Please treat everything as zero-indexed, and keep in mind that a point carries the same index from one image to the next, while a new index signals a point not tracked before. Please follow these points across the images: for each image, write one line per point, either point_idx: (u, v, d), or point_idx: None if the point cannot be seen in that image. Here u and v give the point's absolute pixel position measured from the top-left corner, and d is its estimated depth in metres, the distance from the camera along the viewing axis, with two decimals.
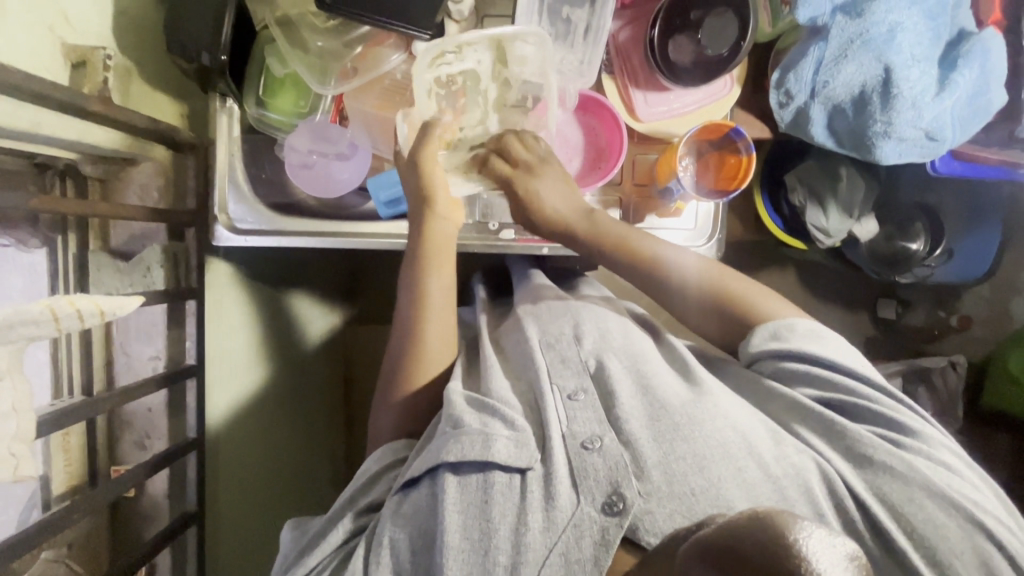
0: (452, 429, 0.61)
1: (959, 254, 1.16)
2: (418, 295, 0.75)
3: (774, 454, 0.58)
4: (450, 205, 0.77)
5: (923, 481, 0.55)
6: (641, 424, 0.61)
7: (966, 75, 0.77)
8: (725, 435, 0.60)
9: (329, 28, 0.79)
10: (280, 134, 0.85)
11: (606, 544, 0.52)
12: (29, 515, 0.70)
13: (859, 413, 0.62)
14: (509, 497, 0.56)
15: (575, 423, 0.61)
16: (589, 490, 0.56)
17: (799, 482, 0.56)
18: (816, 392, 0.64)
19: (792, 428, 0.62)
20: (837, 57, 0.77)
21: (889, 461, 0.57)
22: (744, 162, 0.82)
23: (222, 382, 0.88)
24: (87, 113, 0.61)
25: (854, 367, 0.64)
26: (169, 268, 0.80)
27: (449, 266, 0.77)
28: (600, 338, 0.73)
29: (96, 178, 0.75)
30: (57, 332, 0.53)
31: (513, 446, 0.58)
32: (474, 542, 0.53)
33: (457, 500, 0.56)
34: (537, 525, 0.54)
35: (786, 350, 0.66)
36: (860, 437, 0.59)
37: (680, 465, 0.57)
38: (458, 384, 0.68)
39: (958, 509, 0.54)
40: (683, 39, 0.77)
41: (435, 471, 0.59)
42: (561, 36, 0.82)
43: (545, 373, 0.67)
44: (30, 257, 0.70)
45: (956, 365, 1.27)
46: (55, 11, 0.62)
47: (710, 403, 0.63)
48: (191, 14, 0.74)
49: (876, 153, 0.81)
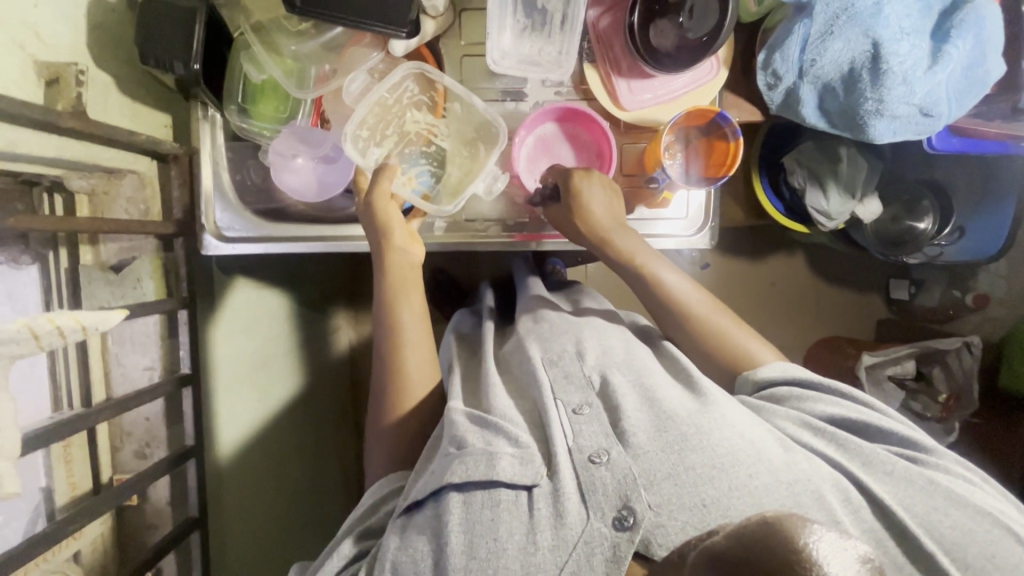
0: (456, 450, 0.59)
1: (971, 230, 1.12)
2: (393, 327, 0.74)
3: (785, 461, 0.55)
4: (407, 237, 0.77)
5: (947, 492, 0.54)
6: (648, 437, 0.58)
7: (960, 46, 0.73)
8: (733, 442, 0.57)
9: (301, 31, 0.78)
10: (261, 140, 0.84)
11: (618, 560, 0.50)
12: (35, 525, 0.72)
13: (870, 432, 0.60)
14: (516, 515, 0.54)
15: (580, 437, 0.59)
16: (599, 505, 0.53)
17: (811, 489, 0.53)
18: (829, 415, 0.62)
19: (802, 441, 0.60)
20: (823, 35, 0.74)
21: (908, 475, 0.56)
22: (732, 148, 0.79)
23: (226, 408, 0.92)
24: (62, 128, 0.61)
25: (857, 393, 0.64)
26: (159, 278, 0.83)
27: (418, 291, 0.77)
28: (602, 354, 0.70)
29: (83, 192, 0.76)
30: (39, 349, 0.54)
31: (518, 464, 0.57)
32: (482, 561, 0.51)
33: (461, 518, 0.54)
34: (546, 543, 0.52)
35: (793, 379, 0.66)
36: (880, 455, 0.57)
37: (689, 476, 0.54)
38: (460, 402, 0.66)
39: (982, 515, 0.52)
40: (664, 23, 0.74)
41: (439, 492, 0.57)
42: (537, 27, 0.80)
43: (550, 391, 0.64)
44: (20, 274, 0.70)
45: (972, 346, 1.21)
46: (25, 28, 0.62)
47: (717, 413, 0.60)
48: (163, 21, 0.73)
49: (868, 132, 0.78)
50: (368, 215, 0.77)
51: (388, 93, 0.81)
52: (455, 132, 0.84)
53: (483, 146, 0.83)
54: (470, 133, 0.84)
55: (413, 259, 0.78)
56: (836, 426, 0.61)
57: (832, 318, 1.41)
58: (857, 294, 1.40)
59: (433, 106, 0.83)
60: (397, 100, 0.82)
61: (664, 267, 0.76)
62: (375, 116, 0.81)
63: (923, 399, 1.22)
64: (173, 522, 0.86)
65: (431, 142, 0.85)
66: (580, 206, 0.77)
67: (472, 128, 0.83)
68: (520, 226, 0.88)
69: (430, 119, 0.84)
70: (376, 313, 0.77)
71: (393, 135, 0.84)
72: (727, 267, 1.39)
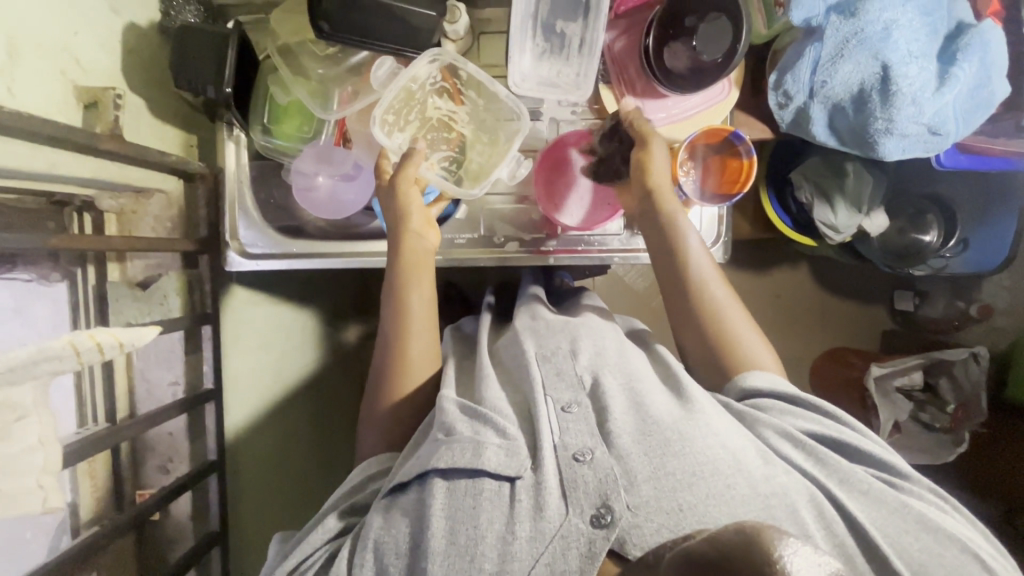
0: (444, 437, 0.60)
1: (974, 243, 1.14)
2: (401, 316, 0.75)
3: (764, 473, 0.56)
4: (423, 223, 0.78)
5: (919, 516, 0.55)
6: (631, 440, 0.59)
7: (966, 69, 0.76)
8: (715, 451, 0.57)
9: (328, 55, 0.83)
10: (285, 159, 0.86)
11: (593, 555, 0.51)
12: (60, 541, 0.72)
13: (850, 451, 0.61)
14: (497, 504, 0.55)
15: (567, 434, 0.60)
16: (578, 501, 0.54)
17: (786, 502, 0.54)
18: (809, 429, 0.62)
19: (785, 453, 0.60)
20: (834, 57, 0.76)
21: (883, 496, 0.56)
22: (745, 166, 0.81)
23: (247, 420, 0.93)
24: (99, 150, 0.63)
25: (839, 413, 0.65)
26: (184, 295, 0.85)
27: (429, 277, 0.78)
28: (596, 355, 0.70)
29: (112, 212, 0.77)
30: (79, 366, 0.54)
31: (503, 454, 0.58)
32: (461, 547, 0.53)
33: (444, 503, 0.56)
34: (524, 534, 0.53)
35: (780, 393, 0.66)
36: (858, 475, 0.58)
37: (669, 481, 0.55)
38: (452, 390, 0.68)
39: (952, 541, 0.53)
40: (677, 46, 0.76)
41: (424, 477, 0.59)
42: (556, 50, 0.83)
43: (540, 386, 0.65)
44: (51, 290, 0.71)
45: (979, 356, 1.21)
46: (66, 56, 0.64)
47: (701, 421, 0.61)
48: (197, 45, 0.75)
49: (877, 149, 0.80)
50: (390, 196, 0.78)
51: (412, 83, 0.80)
52: (477, 118, 0.85)
53: (502, 133, 0.84)
54: (496, 117, 0.84)
55: (428, 247, 0.78)
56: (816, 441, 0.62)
57: (839, 329, 1.43)
58: (862, 304, 1.42)
59: (455, 94, 0.84)
60: (420, 90, 0.82)
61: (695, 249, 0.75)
62: (400, 104, 0.81)
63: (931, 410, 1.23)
64: (195, 536, 0.88)
65: (456, 130, 0.85)
66: (646, 154, 0.77)
67: (499, 114, 0.84)
68: (537, 241, 0.89)
69: (455, 107, 0.84)
70: (382, 298, 0.77)
71: (417, 125, 0.84)
72: (733, 278, 1.40)
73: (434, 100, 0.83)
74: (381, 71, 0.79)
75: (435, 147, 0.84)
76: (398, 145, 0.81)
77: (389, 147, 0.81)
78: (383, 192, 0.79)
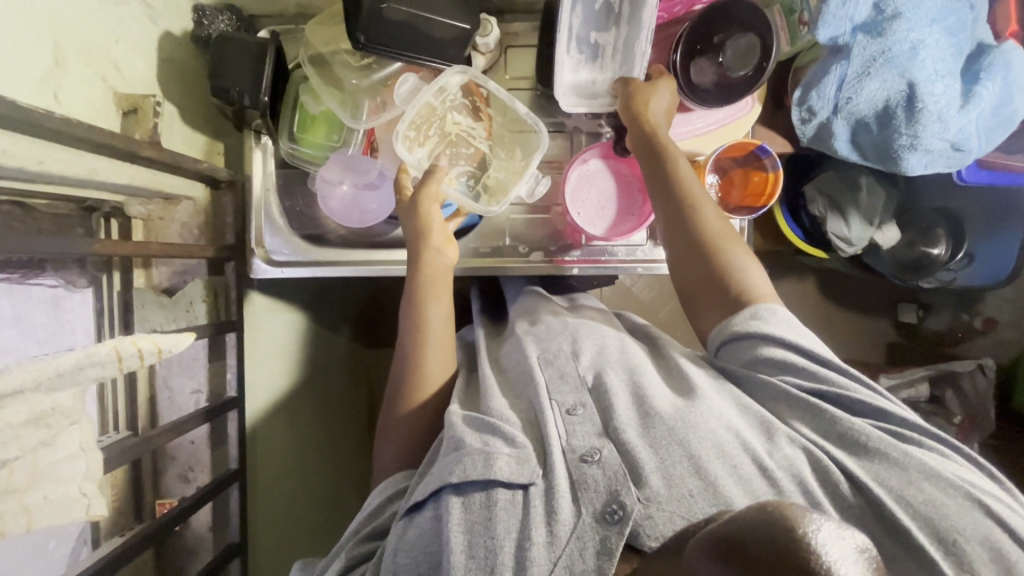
0: (454, 450, 0.59)
1: (980, 256, 1.16)
2: (418, 324, 0.75)
3: (768, 450, 0.57)
4: (444, 239, 0.77)
5: (920, 465, 0.55)
6: (636, 432, 0.59)
7: (989, 88, 0.79)
8: (718, 433, 0.58)
9: (362, 65, 0.84)
10: (310, 167, 0.86)
11: (609, 552, 0.50)
12: (82, 551, 0.72)
13: (849, 404, 0.60)
14: (513, 513, 0.54)
15: (574, 438, 0.59)
16: (589, 501, 0.54)
17: (792, 472, 0.55)
18: (803, 383, 0.62)
19: (784, 420, 0.61)
20: (860, 75, 0.78)
21: (883, 449, 0.56)
22: (770, 178, 0.84)
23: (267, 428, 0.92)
24: (139, 157, 0.63)
25: (830, 356, 0.64)
26: (210, 302, 0.84)
27: (447, 295, 0.77)
28: (597, 354, 0.71)
29: (140, 218, 0.77)
30: (119, 372, 0.53)
31: (515, 463, 0.56)
32: (481, 560, 0.52)
33: (460, 519, 0.54)
34: (541, 539, 0.52)
35: (772, 338, 0.64)
36: (853, 426, 0.58)
37: (677, 469, 0.55)
38: (457, 405, 0.67)
39: (954, 489, 0.53)
40: (704, 62, 0.80)
41: (439, 493, 0.57)
42: (586, 62, 0.84)
43: (544, 391, 0.65)
44: (77, 297, 0.72)
45: (985, 369, 1.26)
46: (108, 63, 0.65)
47: (704, 407, 0.61)
48: (233, 53, 0.76)
49: (901, 164, 0.83)
50: (410, 212, 0.77)
51: (434, 98, 0.81)
52: (495, 134, 0.86)
53: (520, 149, 0.85)
54: (515, 130, 0.85)
55: (450, 263, 0.78)
56: (811, 394, 0.61)
57: (844, 339, 1.45)
58: (867, 315, 1.44)
59: (474, 109, 0.84)
60: (439, 104, 0.83)
61: (710, 210, 0.74)
62: (420, 120, 0.82)
63: (939, 420, 1.23)
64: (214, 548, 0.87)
65: (473, 148, 0.86)
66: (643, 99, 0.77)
67: (519, 127, 0.85)
68: (562, 249, 0.90)
69: (473, 125, 0.85)
70: (401, 310, 0.76)
71: (438, 142, 0.84)
72: None
73: (453, 118, 0.84)
74: (404, 88, 0.80)
75: (455, 167, 0.85)
76: (420, 160, 0.82)
77: (409, 162, 0.80)
78: (403, 209, 0.79)
